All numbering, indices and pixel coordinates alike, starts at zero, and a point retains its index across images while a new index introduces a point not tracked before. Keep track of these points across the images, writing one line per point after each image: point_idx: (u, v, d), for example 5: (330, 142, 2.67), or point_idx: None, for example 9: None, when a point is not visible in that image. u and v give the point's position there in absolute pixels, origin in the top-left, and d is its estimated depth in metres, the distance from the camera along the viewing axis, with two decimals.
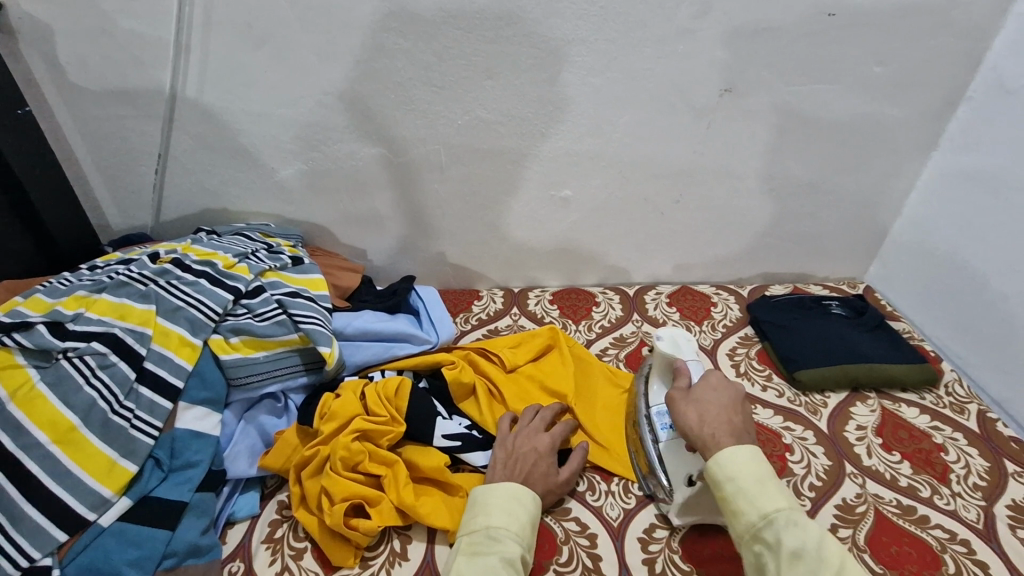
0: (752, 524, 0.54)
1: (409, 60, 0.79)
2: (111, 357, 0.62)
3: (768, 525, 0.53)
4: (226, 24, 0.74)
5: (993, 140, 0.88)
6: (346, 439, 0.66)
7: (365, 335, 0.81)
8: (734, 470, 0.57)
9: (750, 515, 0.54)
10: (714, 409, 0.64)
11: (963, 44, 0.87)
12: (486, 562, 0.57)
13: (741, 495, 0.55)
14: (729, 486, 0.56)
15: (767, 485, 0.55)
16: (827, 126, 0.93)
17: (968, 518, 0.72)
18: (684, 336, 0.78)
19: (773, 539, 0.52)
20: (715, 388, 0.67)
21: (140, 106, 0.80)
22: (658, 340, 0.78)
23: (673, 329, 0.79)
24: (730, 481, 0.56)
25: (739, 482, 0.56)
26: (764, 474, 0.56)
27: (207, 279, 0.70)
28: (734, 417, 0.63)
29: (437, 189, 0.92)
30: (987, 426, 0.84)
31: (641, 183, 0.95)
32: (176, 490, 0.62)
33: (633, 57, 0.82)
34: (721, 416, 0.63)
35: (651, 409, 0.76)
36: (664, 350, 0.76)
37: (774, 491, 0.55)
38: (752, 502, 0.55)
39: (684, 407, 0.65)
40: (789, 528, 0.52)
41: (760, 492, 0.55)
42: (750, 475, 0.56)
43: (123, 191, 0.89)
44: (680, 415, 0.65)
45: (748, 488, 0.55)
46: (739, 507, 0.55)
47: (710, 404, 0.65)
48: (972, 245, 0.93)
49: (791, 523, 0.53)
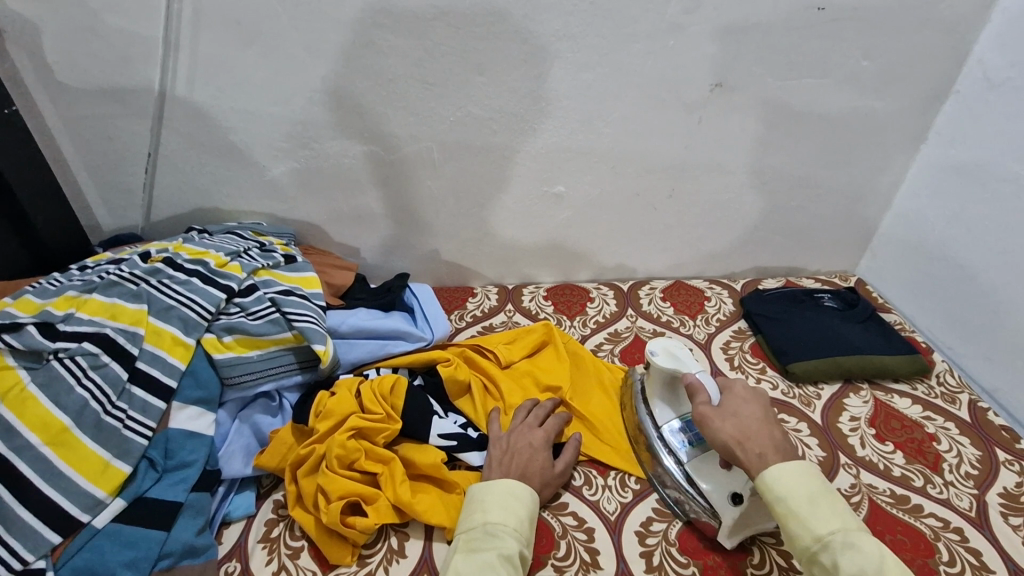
0: (807, 548, 0.54)
1: (400, 56, 0.79)
2: (102, 358, 0.61)
3: (824, 548, 0.53)
4: (215, 21, 0.74)
5: (981, 132, 0.89)
6: (342, 437, 0.66)
7: (360, 333, 0.81)
8: (783, 490, 0.56)
9: (805, 538, 0.54)
10: (752, 424, 0.62)
11: (949, 38, 0.87)
12: (483, 557, 0.57)
13: (793, 517, 0.55)
14: (781, 508, 0.56)
15: (819, 505, 0.55)
16: (817, 120, 0.93)
17: (961, 506, 0.72)
18: (676, 346, 0.77)
19: (831, 562, 0.52)
20: (744, 399, 0.66)
21: (129, 105, 0.80)
22: (654, 356, 0.76)
23: (663, 341, 0.77)
24: (780, 502, 0.56)
25: (790, 504, 0.55)
26: (814, 492, 0.56)
27: (199, 277, 0.70)
28: (774, 432, 0.62)
29: (430, 187, 0.92)
30: (978, 415, 0.85)
31: (633, 178, 0.95)
32: (170, 490, 0.62)
33: (624, 52, 0.82)
34: (762, 432, 0.61)
35: (662, 429, 0.75)
36: (663, 365, 0.74)
37: (827, 511, 0.54)
38: (805, 524, 0.54)
39: (719, 423, 0.63)
40: (847, 552, 0.52)
41: (812, 513, 0.54)
42: (801, 496, 0.55)
43: (112, 191, 0.88)
44: (718, 431, 0.63)
45: (800, 510, 0.55)
46: (792, 530, 0.55)
47: (747, 416, 0.63)
48: (961, 237, 0.94)
49: (847, 546, 0.52)
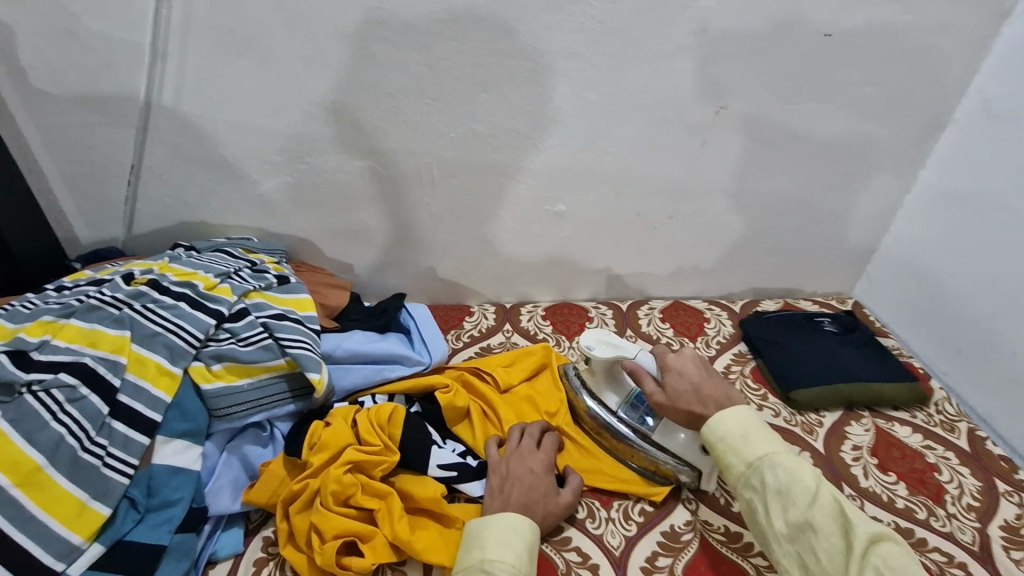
0: (741, 475, 0.59)
1: (401, 71, 0.76)
2: (80, 390, 0.57)
3: (754, 472, 0.57)
4: (206, 29, 0.70)
5: (980, 161, 0.90)
6: (337, 471, 0.63)
7: (356, 357, 0.78)
8: (721, 429, 0.61)
9: (739, 467, 0.59)
10: (693, 395, 0.66)
11: (949, 67, 0.88)
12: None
13: (729, 451, 0.60)
14: (719, 446, 0.61)
15: (752, 437, 0.59)
16: (819, 144, 0.93)
17: (964, 539, 0.72)
18: (604, 333, 0.77)
19: (760, 483, 0.57)
20: (681, 369, 0.69)
21: (113, 114, 0.75)
22: (592, 349, 0.75)
23: (594, 332, 0.77)
24: (718, 440, 0.61)
25: (728, 440, 0.60)
26: (749, 427, 0.60)
27: (187, 301, 0.66)
28: (709, 389, 0.66)
29: (428, 204, 0.89)
30: (977, 445, 0.85)
31: (635, 198, 0.94)
32: (152, 532, 0.58)
33: (630, 72, 0.80)
34: (698, 394, 0.66)
35: (618, 414, 0.77)
36: (608, 356, 0.74)
37: (759, 440, 0.59)
38: (738, 454, 0.59)
39: (671, 406, 0.68)
40: (773, 472, 0.56)
41: (744, 444, 0.59)
42: (736, 431, 0.60)
43: (92, 203, 0.83)
44: (672, 411, 0.68)
45: (735, 444, 0.60)
46: (729, 461, 0.60)
47: (686, 389, 0.67)
48: (958, 264, 0.94)
49: (774, 466, 0.57)
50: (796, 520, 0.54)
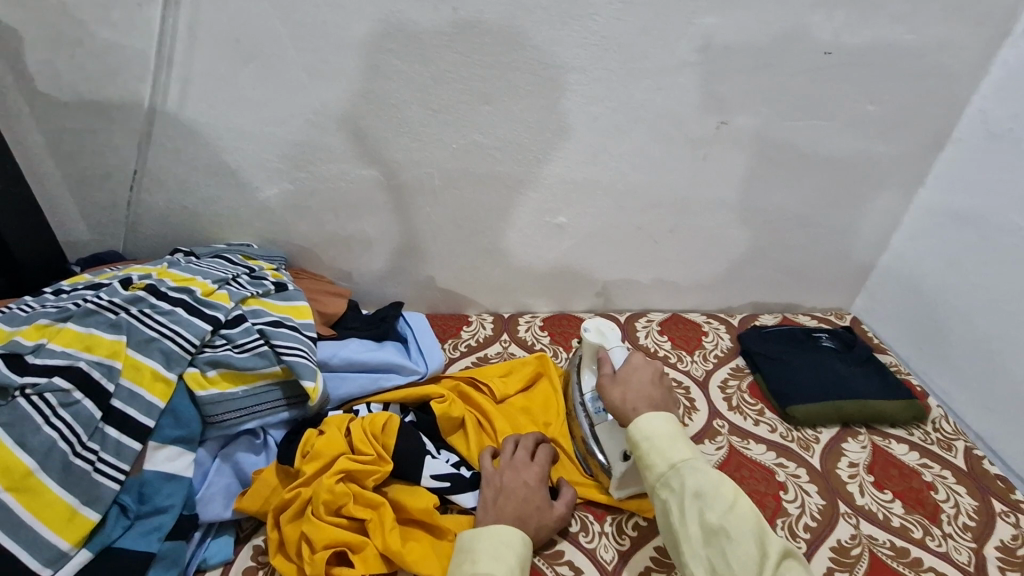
0: (661, 475, 0.59)
1: (405, 83, 0.77)
2: (74, 395, 0.57)
3: (675, 473, 0.58)
4: (212, 38, 0.71)
5: (979, 180, 0.90)
6: (330, 480, 0.63)
7: (352, 366, 0.78)
8: (648, 427, 0.61)
9: (660, 466, 0.59)
10: (635, 388, 0.68)
11: (950, 87, 0.88)
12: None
13: (653, 449, 0.60)
14: (643, 443, 0.61)
15: (676, 440, 0.60)
16: (819, 161, 0.93)
17: (959, 560, 0.71)
18: (608, 325, 0.80)
19: (679, 483, 0.57)
20: (637, 366, 0.71)
21: (117, 119, 0.76)
22: (585, 329, 0.79)
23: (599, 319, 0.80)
24: (643, 437, 0.61)
25: (653, 440, 0.61)
26: (674, 430, 0.61)
27: (184, 307, 0.66)
28: (654, 392, 0.67)
29: (428, 214, 0.90)
30: (974, 464, 0.85)
31: (636, 211, 0.94)
32: (141, 539, 0.58)
33: (633, 87, 0.81)
34: (641, 391, 0.67)
35: (583, 397, 0.78)
36: (592, 342, 0.78)
37: (682, 444, 0.60)
38: (662, 454, 0.59)
39: (611, 389, 0.69)
40: (693, 474, 0.57)
41: (669, 445, 0.60)
42: (662, 432, 0.61)
43: (94, 207, 0.84)
44: (609, 393, 0.69)
45: (660, 443, 0.60)
46: (651, 460, 0.60)
47: (633, 381, 0.69)
48: (957, 282, 0.94)
49: (695, 469, 0.57)
50: (711, 522, 0.54)
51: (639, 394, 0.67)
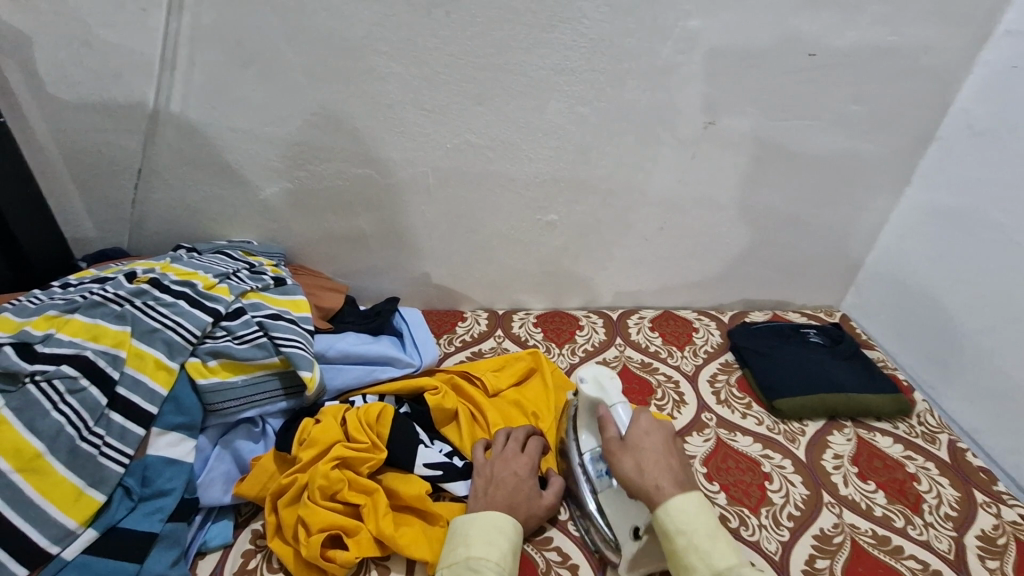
0: None
1: (400, 84, 0.79)
2: (81, 382, 0.60)
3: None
4: (214, 42, 0.74)
5: (963, 177, 0.92)
6: (326, 467, 0.65)
7: (347, 358, 0.81)
8: (686, 523, 0.57)
9: (703, 572, 0.55)
10: (651, 457, 0.63)
11: (934, 87, 0.90)
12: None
13: (692, 549, 0.56)
14: (681, 541, 0.57)
15: (717, 540, 0.56)
16: (806, 160, 0.95)
17: (940, 548, 0.73)
18: (605, 372, 0.74)
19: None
20: (649, 431, 0.66)
21: (123, 120, 0.79)
22: (582, 383, 0.73)
23: (594, 367, 0.75)
24: (682, 535, 0.57)
25: (693, 539, 0.56)
26: (714, 529, 0.57)
27: (186, 300, 0.69)
28: (673, 463, 0.63)
29: (424, 212, 0.92)
30: (958, 456, 0.86)
31: (627, 209, 0.96)
32: (144, 520, 0.60)
33: (622, 87, 0.83)
34: (661, 463, 0.63)
35: (583, 456, 0.74)
36: (590, 394, 0.72)
37: (725, 547, 0.56)
38: (704, 558, 0.55)
39: (623, 458, 0.64)
40: None
41: (711, 548, 0.56)
42: (702, 530, 0.57)
43: (100, 204, 0.86)
44: (620, 462, 0.64)
45: (701, 544, 0.56)
46: (691, 563, 0.56)
47: (647, 449, 0.64)
48: (942, 279, 0.96)
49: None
50: None
51: (659, 465, 0.62)
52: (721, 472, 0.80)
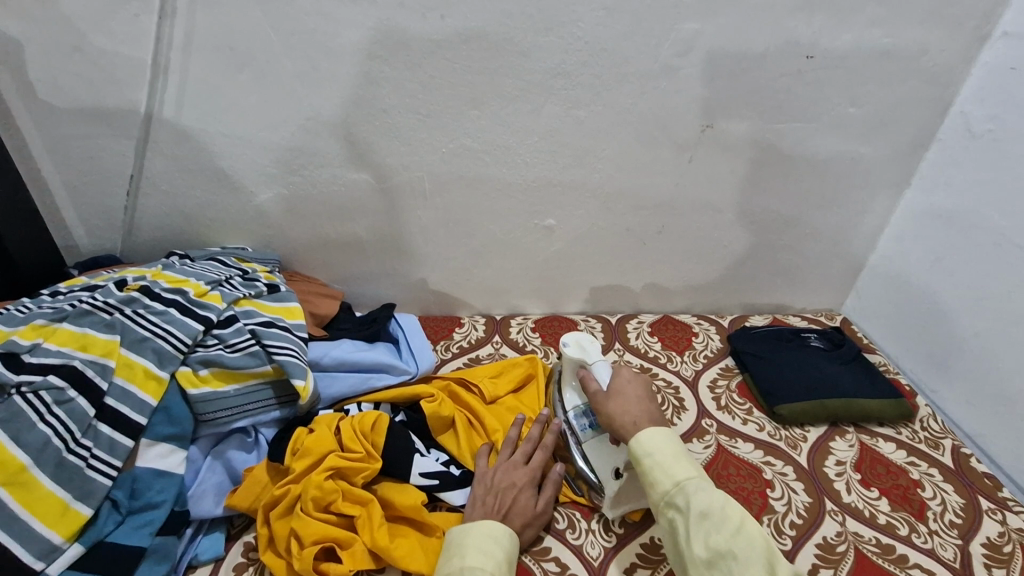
0: (666, 492, 0.59)
1: (395, 88, 0.78)
2: (68, 393, 0.59)
3: (680, 491, 0.59)
4: (207, 47, 0.73)
5: (963, 180, 0.91)
6: (319, 477, 0.64)
7: (342, 365, 0.80)
8: (651, 444, 0.63)
9: (665, 483, 0.60)
10: (632, 403, 0.69)
11: (933, 88, 0.90)
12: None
13: (656, 466, 0.61)
14: (647, 459, 0.62)
15: (679, 457, 0.62)
16: (804, 163, 0.94)
17: (945, 557, 0.72)
18: (588, 338, 0.79)
19: (684, 502, 0.58)
20: (629, 381, 0.73)
21: (114, 125, 0.78)
22: (566, 347, 0.78)
23: (576, 333, 0.80)
24: (647, 454, 0.62)
25: (656, 456, 0.62)
26: (677, 450, 0.62)
27: (177, 308, 0.68)
28: (650, 405, 0.70)
29: (420, 217, 0.91)
30: (961, 462, 0.85)
31: (624, 214, 0.95)
32: (133, 534, 0.59)
33: (617, 91, 0.82)
34: (638, 405, 0.69)
35: (567, 414, 0.78)
36: (573, 356, 0.77)
37: (686, 463, 0.61)
38: (666, 471, 0.60)
39: (606, 403, 0.70)
40: (697, 492, 0.58)
41: (672, 462, 0.61)
42: (665, 449, 0.62)
43: (93, 212, 0.85)
44: (603, 407, 0.70)
45: (664, 461, 0.61)
46: (654, 477, 0.61)
47: (627, 395, 0.71)
48: (944, 282, 0.95)
49: (700, 488, 0.58)
50: (717, 545, 0.54)
51: (635, 407, 0.69)
52: (721, 479, 0.79)
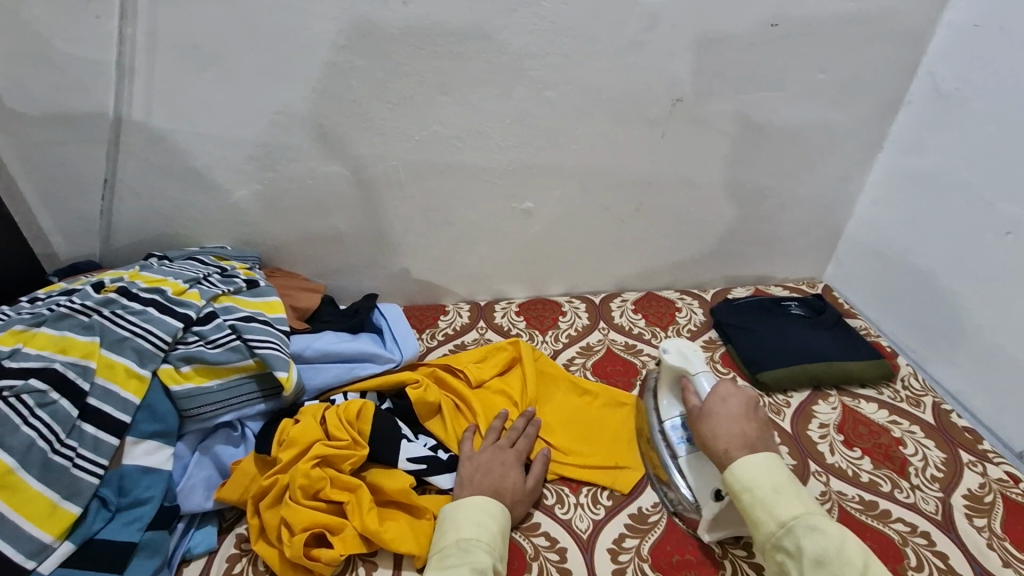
0: (772, 534, 0.57)
1: (364, 78, 0.78)
2: (51, 395, 0.59)
3: (787, 533, 0.56)
4: (172, 46, 0.73)
5: (935, 140, 0.92)
6: (306, 466, 0.65)
7: (326, 357, 0.80)
8: (748, 480, 0.59)
9: (769, 524, 0.57)
10: (731, 424, 0.65)
11: (900, 51, 0.90)
12: (456, 572, 0.56)
13: (758, 504, 0.58)
14: (747, 497, 0.59)
15: (782, 493, 0.58)
16: (778, 133, 0.95)
17: (927, 510, 0.73)
18: (690, 346, 0.76)
19: (794, 546, 0.55)
20: (725, 397, 0.68)
21: (85, 130, 0.78)
22: (665, 354, 0.75)
23: (677, 340, 0.76)
24: (747, 491, 0.59)
25: (756, 493, 0.58)
26: (780, 483, 0.59)
27: (155, 306, 0.68)
28: (748, 427, 0.64)
29: (398, 207, 0.92)
30: (942, 418, 0.87)
31: (602, 192, 0.96)
32: (123, 530, 0.60)
33: (587, 69, 0.83)
34: (733, 429, 0.64)
35: (664, 424, 0.77)
36: (672, 364, 0.74)
37: (791, 498, 0.58)
38: (770, 511, 0.57)
39: (702, 425, 0.67)
40: (809, 535, 0.54)
41: (775, 500, 0.57)
42: (766, 485, 0.59)
43: (68, 218, 0.85)
44: (696, 429, 0.67)
45: (765, 498, 0.58)
46: (757, 517, 0.58)
47: (723, 415, 0.66)
48: (919, 243, 0.96)
49: (810, 529, 0.55)
50: None
51: (729, 433, 0.64)
52: None
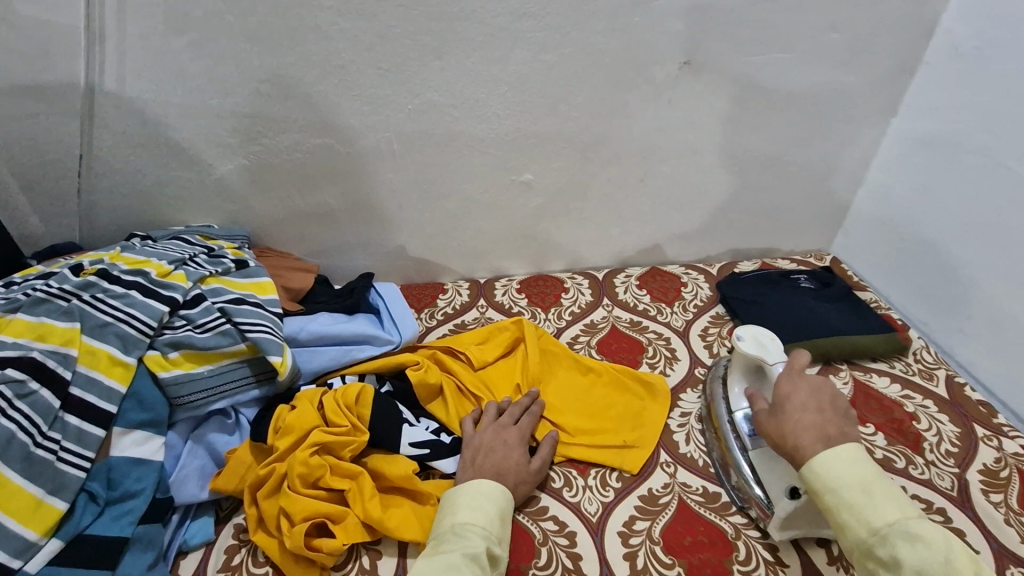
0: (862, 541, 0.53)
1: (351, 42, 0.73)
2: (30, 385, 0.56)
3: (881, 541, 0.52)
4: (143, 8, 0.67)
5: (951, 104, 0.88)
6: (303, 454, 0.62)
7: (320, 339, 0.77)
8: (834, 480, 0.55)
9: (860, 531, 0.53)
10: (800, 418, 0.60)
11: (918, 8, 0.86)
12: (446, 556, 0.54)
13: (845, 508, 0.54)
14: (832, 499, 0.55)
15: (873, 495, 0.54)
16: (788, 97, 0.91)
17: (942, 486, 0.72)
18: (766, 334, 0.72)
19: (889, 556, 0.51)
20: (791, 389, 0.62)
21: (55, 102, 0.73)
22: (739, 341, 0.71)
23: (752, 327, 0.73)
24: (831, 493, 0.55)
25: (842, 495, 0.54)
26: (868, 483, 0.54)
27: (139, 290, 0.64)
28: (819, 419, 0.59)
29: (391, 179, 0.87)
30: (956, 392, 0.85)
31: (604, 162, 0.92)
32: (113, 525, 0.57)
33: (587, 29, 0.78)
34: (802, 423, 0.59)
35: (733, 415, 0.73)
36: (747, 353, 0.70)
37: (883, 501, 0.53)
38: (859, 515, 0.53)
39: (767, 422, 0.62)
40: (906, 545, 0.51)
41: (865, 504, 0.53)
42: (853, 485, 0.54)
43: (43, 198, 0.80)
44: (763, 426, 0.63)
45: (853, 501, 0.54)
46: (845, 521, 0.54)
47: (791, 408, 0.61)
48: (932, 212, 0.93)
49: (906, 537, 0.51)
50: None
51: (802, 427, 0.59)
52: None
